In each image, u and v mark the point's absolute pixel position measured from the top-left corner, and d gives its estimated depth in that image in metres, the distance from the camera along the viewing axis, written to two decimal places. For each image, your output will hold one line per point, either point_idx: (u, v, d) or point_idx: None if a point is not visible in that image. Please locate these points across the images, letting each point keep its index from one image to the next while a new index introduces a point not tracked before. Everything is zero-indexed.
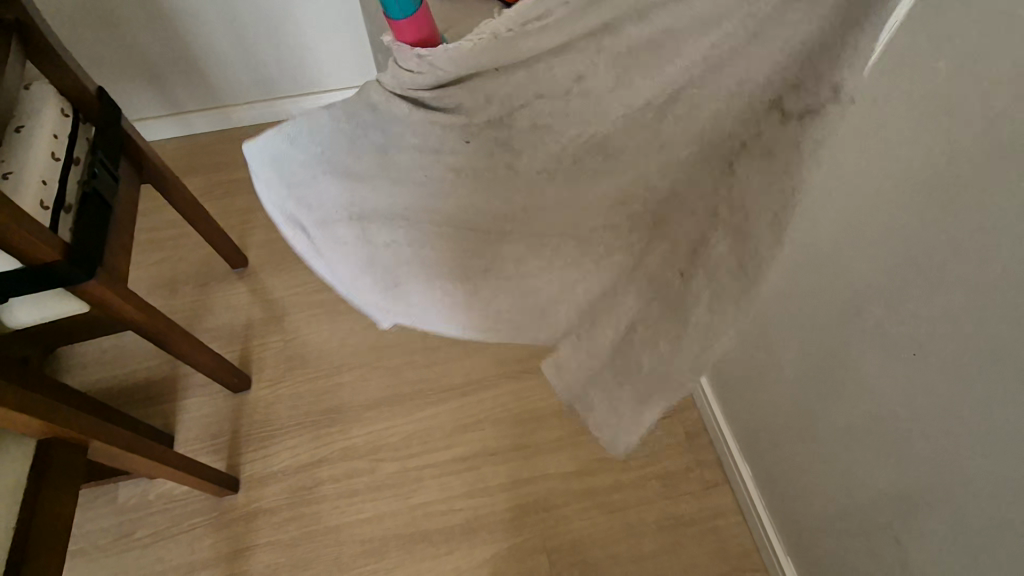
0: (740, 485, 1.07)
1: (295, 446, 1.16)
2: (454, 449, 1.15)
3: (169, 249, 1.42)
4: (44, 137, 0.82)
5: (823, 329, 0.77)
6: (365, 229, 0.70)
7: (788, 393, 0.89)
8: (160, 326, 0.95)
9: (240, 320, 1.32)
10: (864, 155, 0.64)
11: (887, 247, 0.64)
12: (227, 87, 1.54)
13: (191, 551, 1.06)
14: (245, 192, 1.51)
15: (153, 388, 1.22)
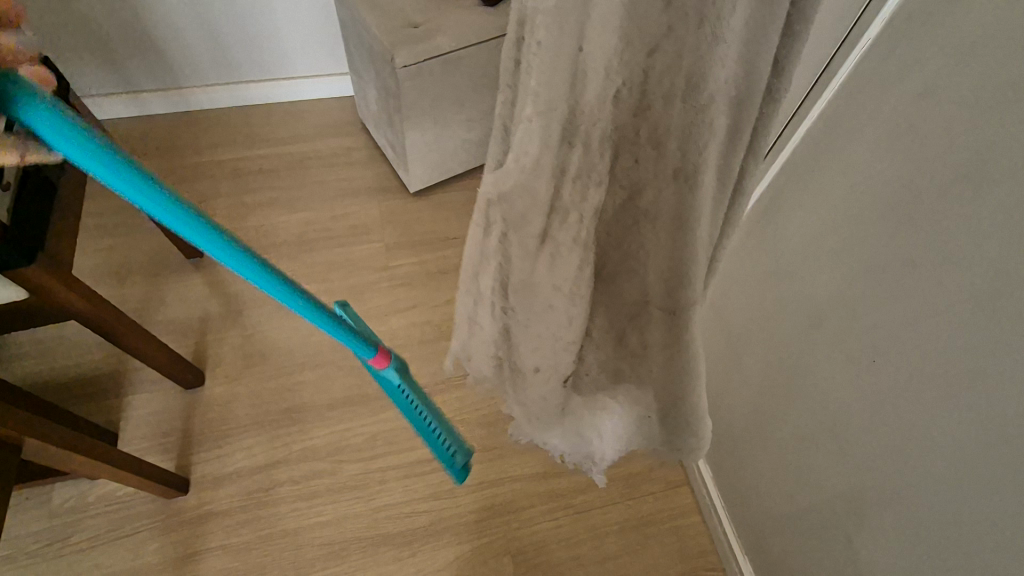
0: (700, 486, 1.10)
1: (252, 446, 1.11)
2: (418, 450, 1.13)
3: (117, 235, 1.34)
4: None
5: (785, 336, 0.80)
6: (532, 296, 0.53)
7: (748, 398, 0.92)
8: (107, 316, 0.89)
9: (195, 313, 1.26)
10: (831, 170, 0.66)
11: (847, 260, 0.67)
12: (188, 69, 1.48)
13: (134, 556, 1.00)
14: (204, 179, 1.45)
15: (96, 383, 1.15)
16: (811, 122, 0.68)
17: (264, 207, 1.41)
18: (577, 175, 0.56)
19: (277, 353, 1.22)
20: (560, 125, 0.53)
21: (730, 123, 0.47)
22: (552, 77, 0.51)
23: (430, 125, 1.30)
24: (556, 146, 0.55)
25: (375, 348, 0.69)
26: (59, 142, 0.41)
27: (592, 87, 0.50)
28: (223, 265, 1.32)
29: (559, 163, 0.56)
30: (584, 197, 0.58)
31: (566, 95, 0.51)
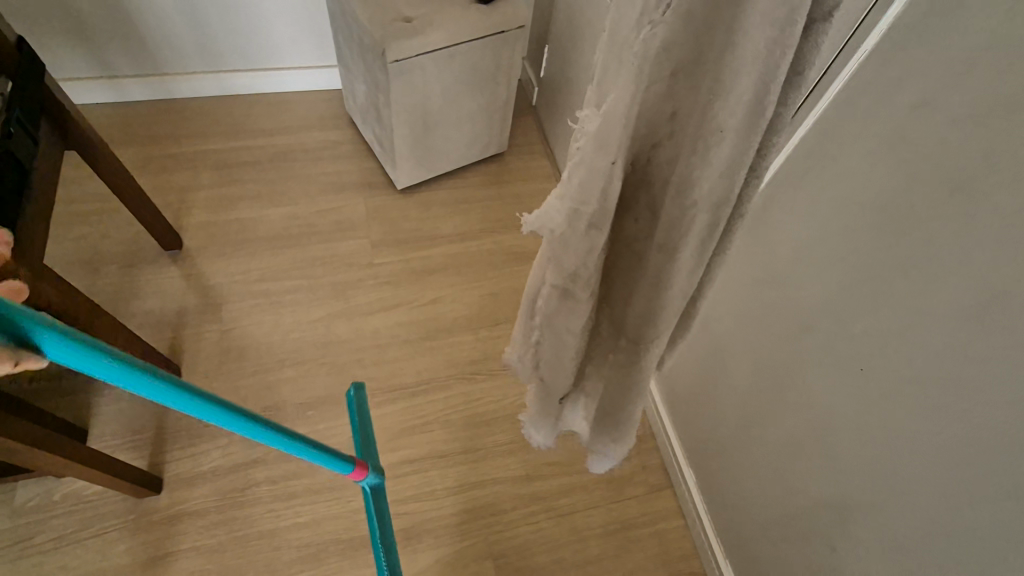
0: (683, 490, 1.10)
1: (229, 445, 1.08)
2: (401, 451, 1.12)
3: (91, 224, 1.29)
4: None
5: (773, 342, 0.80)
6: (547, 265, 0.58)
7: (734, 404, 0.92)
8: (79, 309, 0.86)
9: (172, 306, 1.22)
10: (824, 180, 0.67)
11: (838, 268, 0.67)
12: (170, 55, 1.44)
13: (102, 558, 0.96)
14: (185, 169, 1.41)
15: (66, 377, 1.10)
16: (808, 128, 0.68)
17: (246, 199, 1.38)
18: (594, 253, 0.56)
19: (257, 349, 1.19)
20: (585, 214, 0.52)
21: (710, 220, 0.49)
22: (587, 181, 0.50)
23: (419, 121, 1.28)
24: (580, 235, 0.54)
25: (354, 464, 0.75)
26: (66, 358, 0.40)
27: (616, 186, 0.50)
28: (203, 258, 1.29)
29: (577, 248, 0.56)
30: (585, 271, 0.58)
31: (594, 192, 0.50)
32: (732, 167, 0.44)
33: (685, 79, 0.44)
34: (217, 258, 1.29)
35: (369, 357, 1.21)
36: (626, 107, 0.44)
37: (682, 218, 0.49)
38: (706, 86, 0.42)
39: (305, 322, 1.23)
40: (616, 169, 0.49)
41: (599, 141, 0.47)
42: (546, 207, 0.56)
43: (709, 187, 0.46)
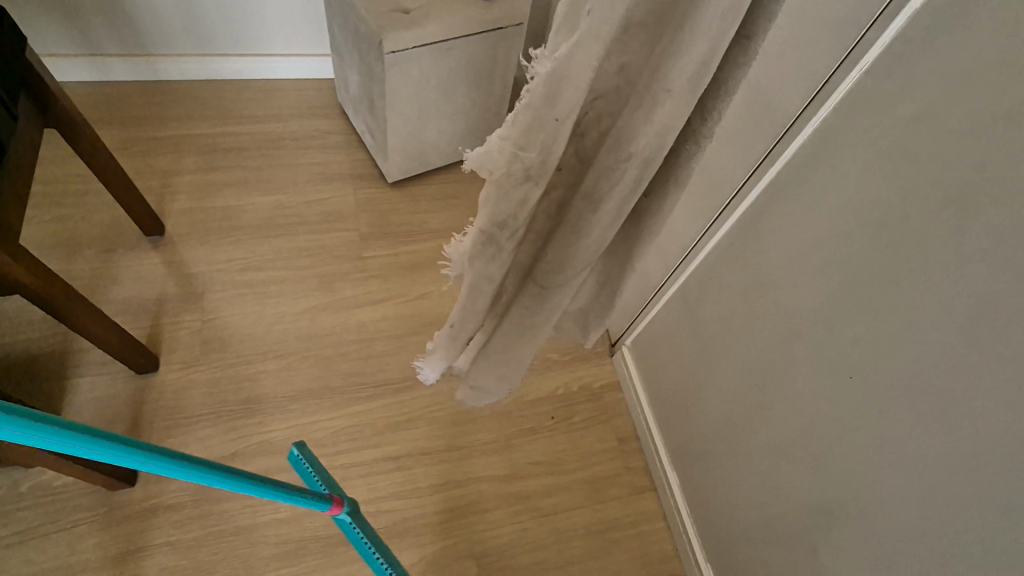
0: (666, 491, 1.11)
1: (207, 438, 1.05)
2: (384, 448, 1.10)
3: (68, 206, 1.24)
4: None
5: (761, 347, 0.81)
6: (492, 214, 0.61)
7: (720, 408, 0.93)
8: (57, 294, 0.83)
9: (152, 293, 1.19)
10: (819, 187, 0.68)
11: (829, 275, 0.68)
12: (157, 36, 1.40)
13: (70, 552, 0.93)
14: (169, 153, 1.37)
15: (38, 364, 1.06)
16: (807, 136, 0.69)
17: (232, 186, 1.35)
18: (529, 205, 0.60)
19: (238, 340, 1.16)
20: (527, 162, 0.55)
21: (635, 176, 0.56)
22: (532, 125, 0.52)
23: (413, 114, 1.27)
24: (518, 181, 0.57)
25: (331, 499, 0.74)
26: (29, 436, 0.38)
27: (559, 139, 0.53)
28: (185, 245, 1.26)
29: (514, 194, 0.58)
30: (521, 218, 0.62)
31: (539, 140, 0.53)
32: (668, 127, 0.52)
33: (644, 35, 0.48)
34: (199, 245, 1.25)
35: (354, 351, 1.19)
36: (585, 60, 0.47)
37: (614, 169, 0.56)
38: (661, 49, 0.48)
39: (289, 313, 1.21)
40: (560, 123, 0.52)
41: (550, 89, 0.49)
42: (488, 145, 0.55)
43: (642, 146, 0.53)
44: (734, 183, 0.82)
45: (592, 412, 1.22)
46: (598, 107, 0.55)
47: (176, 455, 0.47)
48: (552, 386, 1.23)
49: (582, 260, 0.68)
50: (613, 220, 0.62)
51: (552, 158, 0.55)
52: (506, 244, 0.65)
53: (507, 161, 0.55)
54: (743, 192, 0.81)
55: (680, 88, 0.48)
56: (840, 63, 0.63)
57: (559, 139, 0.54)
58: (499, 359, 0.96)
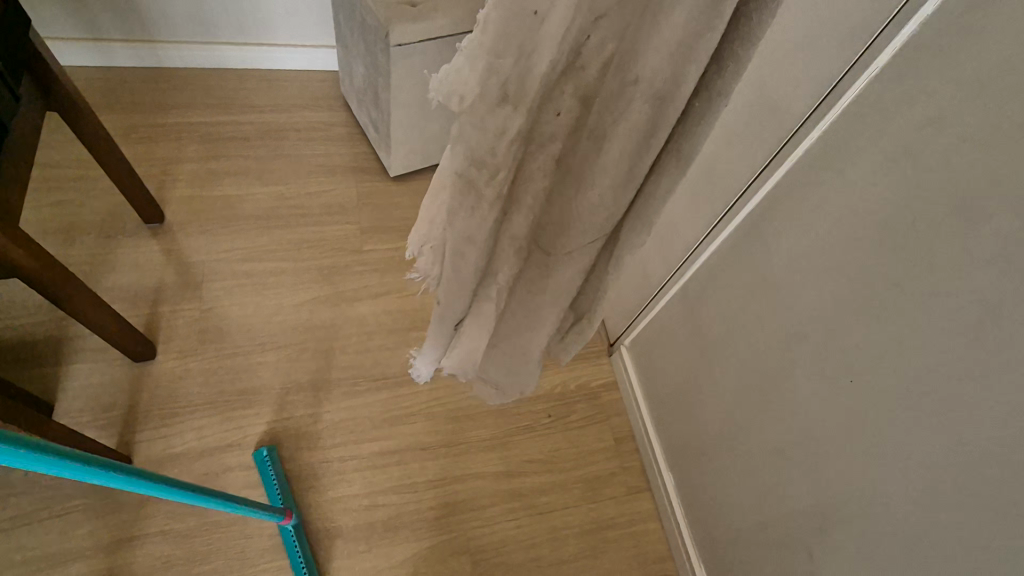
0: (662, 492, 1.11)
1: (204, 428, 1.05)
2: (381, 442, 1.10)
3: (67, 191, 1.23)
4: None
5: (764, 350, 0.81)
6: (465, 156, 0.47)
7: (720, 410, 0.93)
8: (55, 279, 0.82)
9: (150, 281, 1.18)
10: (826, 191, 0.68)
11: (835, 278, 0.68)
12: (161, 23, 1.39)
13: (63, 539, 0.93)
14: (171, 140, 1.36)
15: (34, 349, 1.05)
16: (815, 139, 0.69)
17: (233, 176, 1.34)
18: (511, 137, 0.46)
19: (236, 330, 1.15)
20: (506, 75, 0.41)
21: (643, 116, 0.43)
22: (510, 23, 0.38)
23: (418, 109, 1.26)
24: (494, 107, 0.43)
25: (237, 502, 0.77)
26: None
27: (547, 44, 0.40)
28: (185, 234, 1.25)
29: (490, 122, 0.44)
30: (501, 161, 0.47)
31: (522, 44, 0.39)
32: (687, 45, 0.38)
33: None
34: (200, 234, 1.25)
35: (353, 345, 1.18)
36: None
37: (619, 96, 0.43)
38: None
39: (288, 305, 1.20)
40: (547, 20, 0.38)
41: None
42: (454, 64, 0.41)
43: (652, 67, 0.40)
44: (739, 184, 0.82)
45: (590, 411, 1.22)
46: (602, 28, 0.40)
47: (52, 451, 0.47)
48: (550, 384, 1.23)
49: (578, 227, 0.55)
50: (615, 175, 0.49)
51: (537, 75, 0.42)
52: (484, 199, 0.51)
53: (480, 78, 0.41)
54: (748, 195, 0.81)
55: None
56: (850, 66, 0.63)
57: (548, 47, 0.40)
58: (505, 356, 0.84)
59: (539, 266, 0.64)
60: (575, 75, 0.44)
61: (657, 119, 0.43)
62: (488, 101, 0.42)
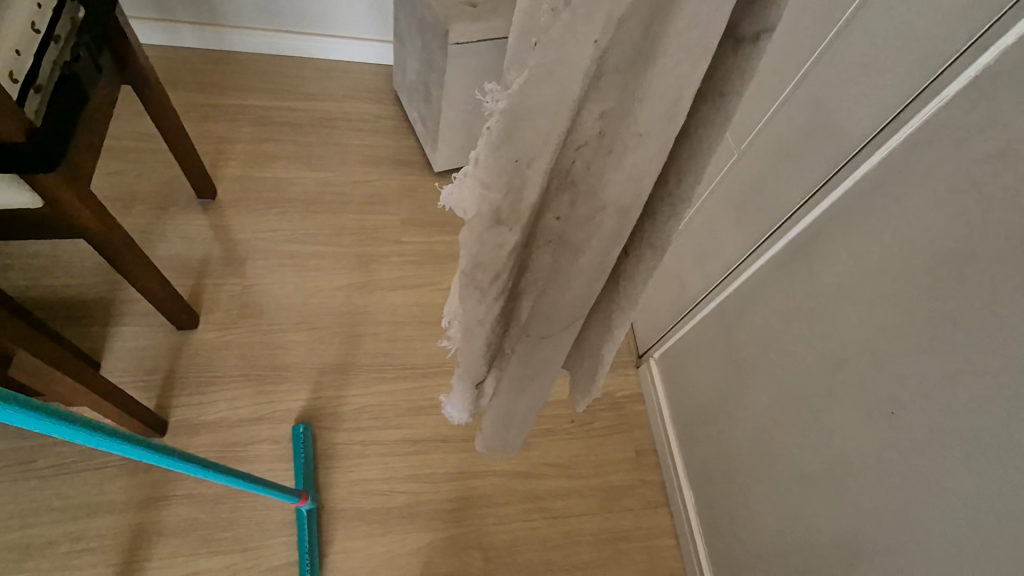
0: (681, 510, 1.10)
1: (237, 399, 1.08)
2: (404, 430, 1.11)
3: (129, 161, 1.29)
4: (27, 2, 0.69)
5: (802, 374, 0.80)
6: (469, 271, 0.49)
7: (750, 431, 0.91)
8: (114, 241, 0.85)
9: (198, 253, 1.23)
10: (881, 218, 0.67)
11: (885, 307, 0.66)
12: (228, 7, 1.44)
13: (99, 491, 0.96)
14: (228, 120, 1.41)
15: (87, 308, 1.10)
16: (874, 164, 0.68)
17: (283, 159, 1.38)
18: (509, 249, 0.48)
19: (274, 308, 1.18)
20: (500, 208, 0.43)
21: (617, 224, 0.49)
22: (498, 168, 0.40)
23: (468, 107, 1.28)
24: (492, 228, 0.45)
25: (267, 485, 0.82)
26: None
27: (533, 180, 0.43)
28: (234, 211, 1.29)
29: (492, 244, 0.46)
30: (501, 266, 0.49)
31: (513, 182, 0.42)
32: (647, 169, 0.44)
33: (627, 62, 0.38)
34: (247, 213, 1.29)
35: (384, 333, 1.20)
36: (552, 93, 0.37)
37: (590, 218, 0.49)
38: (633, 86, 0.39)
39: (325, 288, 1.23)
40: (532, 163, 0.41)
41: (510, 127, 0.38)
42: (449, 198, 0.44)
43: (618, 190, 0.46)
44: (788, 206, 0.82)
45: (613, 421, 1.21)
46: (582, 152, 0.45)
47: (55, 413, 0.47)
48: None
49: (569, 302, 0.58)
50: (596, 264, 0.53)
51: (525, 204, 0.45)
52: (486, 299, 0.53)
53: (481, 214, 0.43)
54: (796, 217, 0.80)
55: (655, 125, 0.41)
56: (919, 92, 0.62)
57: (533, 183, 0.43)
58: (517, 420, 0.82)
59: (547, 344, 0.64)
60: (566, 190, 0.48)
61: (622, 230, 0.49)
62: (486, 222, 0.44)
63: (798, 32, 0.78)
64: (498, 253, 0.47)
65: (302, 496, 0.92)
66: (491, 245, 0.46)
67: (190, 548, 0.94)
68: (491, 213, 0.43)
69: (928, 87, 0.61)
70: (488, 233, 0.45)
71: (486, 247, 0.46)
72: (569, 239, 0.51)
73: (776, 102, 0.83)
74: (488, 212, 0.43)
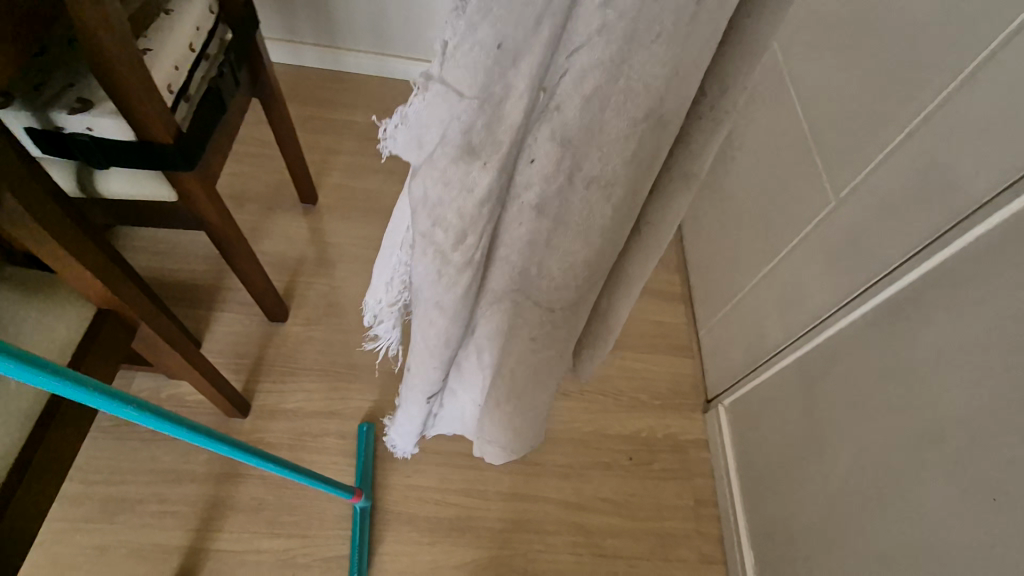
0: (738, 570, 1.04)
1: (313, 392, 1.15)
2: (462, 443, 1.13)
3: (247, 164, 1.43)
4: (188, 26, 0.81)
5: (889, 444, 0.74)
6: (439, 206, 0.44)
7: (824, 497, 0.85)
8: (230, 236, 0.95)
9: (294, 252, 1.33)
10: (996, 286, 0.61)
11: (992, 383, 0.60)
12: (347, 32, 1.58)
13: (185, 460, 1.03)
14: (334, 134, 1.53)
15: (195, 292, 1.22)
16: (992, 227, 0.63)
17: (379, 173, 1.47)
18: (485, 182, 0.42)
19: (355, 311, 1.26)
20: (473, 123, 0.38)
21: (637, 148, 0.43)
22: (470, 60, 0.35)
23: None
24: (463, 148, 0.40)
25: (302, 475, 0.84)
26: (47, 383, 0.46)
27: (513, 89, 0.37)
28: (330, 217, 1.39)
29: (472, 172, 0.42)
30: (473, 209, 0.44)
31: (490, 86, 0.37)
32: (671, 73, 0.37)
33: None
34: (342, 220, 1.39)
35: None
36: None
37: (607, 146, 0.42)
38: None
39: None
40: (513, 59, 0.35)
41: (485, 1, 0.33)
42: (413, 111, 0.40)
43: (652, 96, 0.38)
44: (887, 262, 0.77)
45: (673, 464, 1.17)
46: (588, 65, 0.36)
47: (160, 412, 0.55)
48: (635, 427, 1.20)
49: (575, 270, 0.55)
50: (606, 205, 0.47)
51: (509, 125, 0.39)
52: (456, 257, 0.48)
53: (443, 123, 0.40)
54: (897, 272, 0.75)
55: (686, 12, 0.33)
56: None
57: (516, 93, 0.37)
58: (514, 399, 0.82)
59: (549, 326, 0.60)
60: (553, 121, 0.39)
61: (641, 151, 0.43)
62: (456, 139, 0.39)
63: (908, 88, 0.75)
64: (472, 188, 0.42)
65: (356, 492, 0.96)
66: (466, 169, 0.41)
67: (256, 526, 1.00)
68: (463, 126, 0.38)
69: (1023, 177, 0.60)
70: (460, 155, 0.40)
71: (459, 175, 0.41)
72: (577, 178, 0.44)
73: (874, 161, 0.81)
74: (460, 123, 0.38)
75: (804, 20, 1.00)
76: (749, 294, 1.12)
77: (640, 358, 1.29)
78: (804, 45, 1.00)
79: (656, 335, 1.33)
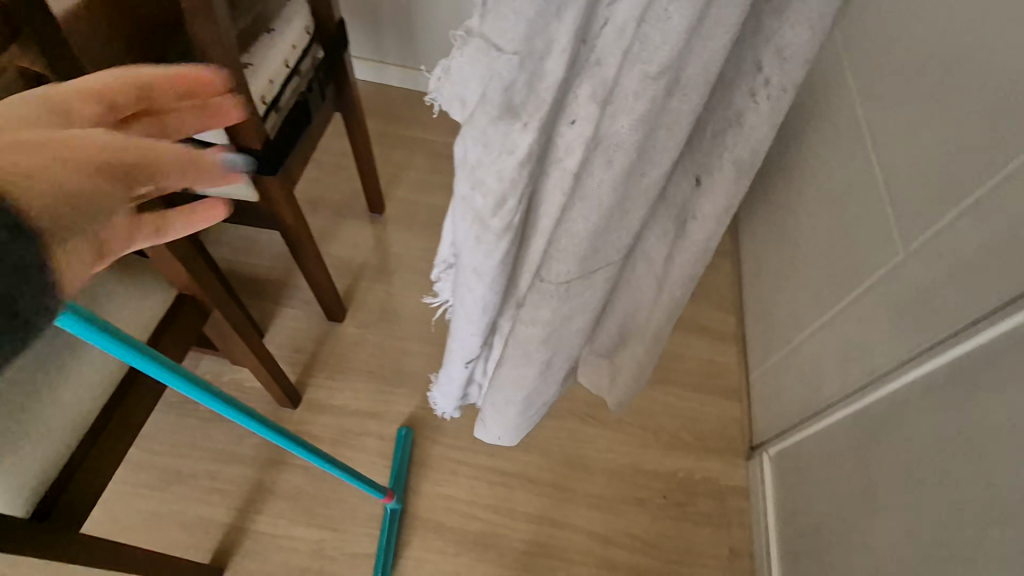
0: None
1: (360, 392, 1.20)
2: (495, 460, 1.14)
3: (324, 172, 1.53)
4: (286, 45, 0.89)
5: (946, 517, 0.68)
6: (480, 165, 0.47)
7: (868, 565, 0.80)
8: (301, 237, 1.02)
9: (358, 258, 1.40)
10: None
11: None
12: (428, 55, 1.67)
13: (237, 442, 1.09)
14: (406, 149, 1.61)
15: (265, 286, 1.31)
16: None
17: (444, 190, 1.54)
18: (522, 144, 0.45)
19: (408, 319, 1.31)
20: (513, 81, 0.41)
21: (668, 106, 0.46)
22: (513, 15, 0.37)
23: None
24: (500, 109, 0.43)
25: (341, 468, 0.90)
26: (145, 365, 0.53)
27: (553, 47, 0.39)
28: (394, 227, 1.46)
29: (510, 129, 0.44)
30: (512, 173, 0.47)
31: (531, 42, 0.39)
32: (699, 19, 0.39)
33: None
34: (405, 231, 1.45)
35: None
36: None
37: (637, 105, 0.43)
38: None
39: None
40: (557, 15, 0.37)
41: None
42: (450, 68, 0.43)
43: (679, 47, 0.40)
44: (956, 321, 0.73)
45: (709, 509, 1.13)
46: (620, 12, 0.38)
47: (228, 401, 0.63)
48: (673, 465, 1.18)
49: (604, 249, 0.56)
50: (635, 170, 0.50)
51: (550, 80, 0.41)
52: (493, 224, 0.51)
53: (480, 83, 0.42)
54: (966, 333, 0.70)
55: None
56: None
57: (559, 50, 0.40)
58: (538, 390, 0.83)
59: (577, 303, 0.61)
60: (587, 73, 0.43)
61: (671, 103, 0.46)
62: (495, 103, 0.42)
63: (991, 142, 0.72)
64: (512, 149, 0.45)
65: (386, 494, 0.99)
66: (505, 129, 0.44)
67: (293, 513, 1.04)
68: (504, 90, 0.41)
69: None
70: (498, 114, 0.43)
71: (499, 134, 0.44)
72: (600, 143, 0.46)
73: (949, 215, 0.77)
74: (500, 83, 0.41)
75: (886, 65, 0.98)
76: (806, 341, 1.08)
77: (686, 395, 1.26)
78: (883, 91, 0.97)
79: (704, 374, 1.30)
